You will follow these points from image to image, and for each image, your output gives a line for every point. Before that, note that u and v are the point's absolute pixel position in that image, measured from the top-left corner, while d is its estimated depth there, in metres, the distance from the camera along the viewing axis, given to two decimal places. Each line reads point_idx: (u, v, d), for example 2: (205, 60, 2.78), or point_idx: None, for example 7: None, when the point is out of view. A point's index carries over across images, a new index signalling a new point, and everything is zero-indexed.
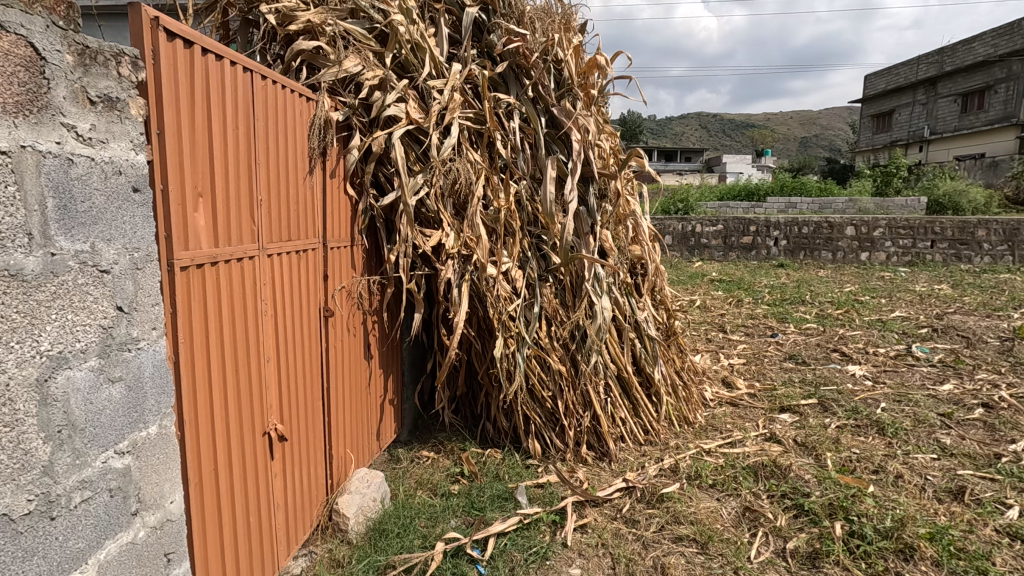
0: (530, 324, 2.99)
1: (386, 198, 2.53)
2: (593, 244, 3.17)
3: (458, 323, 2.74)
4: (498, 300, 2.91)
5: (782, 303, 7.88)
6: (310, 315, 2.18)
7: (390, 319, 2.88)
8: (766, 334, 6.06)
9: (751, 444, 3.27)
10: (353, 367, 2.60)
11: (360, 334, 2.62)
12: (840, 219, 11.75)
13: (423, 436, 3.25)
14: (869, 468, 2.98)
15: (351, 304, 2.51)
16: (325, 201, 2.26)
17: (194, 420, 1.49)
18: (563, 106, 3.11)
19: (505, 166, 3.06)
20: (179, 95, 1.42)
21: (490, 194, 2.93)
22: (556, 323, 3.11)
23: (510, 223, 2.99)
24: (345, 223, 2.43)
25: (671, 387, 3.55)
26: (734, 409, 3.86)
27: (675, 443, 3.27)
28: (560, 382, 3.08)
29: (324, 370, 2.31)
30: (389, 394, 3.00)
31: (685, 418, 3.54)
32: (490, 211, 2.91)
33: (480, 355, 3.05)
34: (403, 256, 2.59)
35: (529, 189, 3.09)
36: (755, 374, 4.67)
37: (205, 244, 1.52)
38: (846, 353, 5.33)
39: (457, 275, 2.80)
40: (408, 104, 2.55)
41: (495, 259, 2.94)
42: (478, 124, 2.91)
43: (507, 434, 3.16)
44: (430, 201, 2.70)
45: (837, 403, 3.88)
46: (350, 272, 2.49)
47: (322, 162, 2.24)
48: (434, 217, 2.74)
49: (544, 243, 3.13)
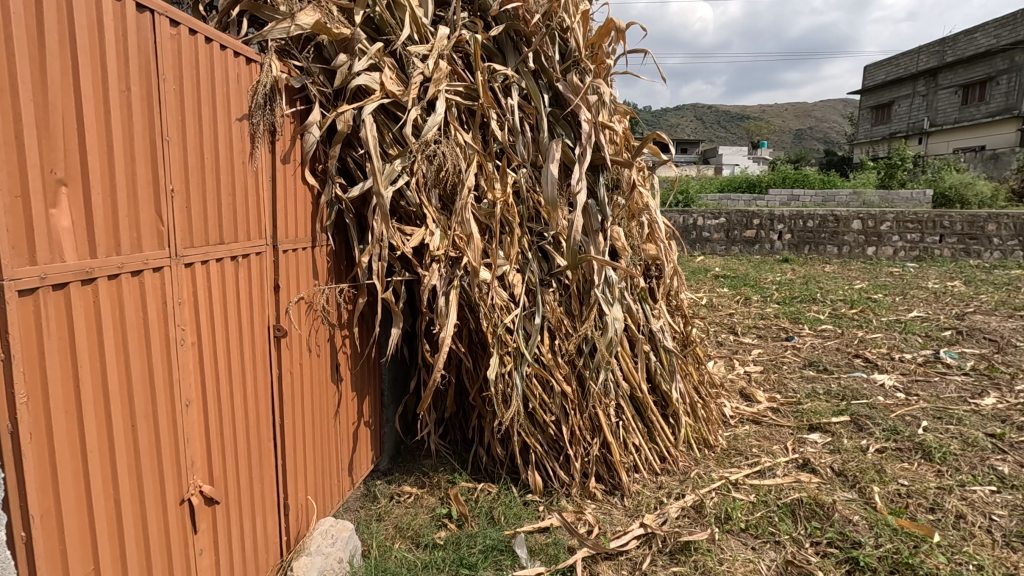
0: (531, 338, 2.55)
1: (356, 189, 2.06)
2: (603, 244, 2.71)
3: (445, 340, 2.28)
4: (493, 310, 2.48)
5: (792, 302, 7.48)
6: (256, 336, 1.71)
7: (364, 333, 2.42)
8: (781, 337, 5.65)
9: (783, 474, 2.85)
10: (315, 395, 2.13)
11: (323, 353, 2.16)
12: (846, 212, 11.35)
13: (406, 465, 2.81)
14: (924, 505, 2.57)
15: (311, 320, 2.04)
16: (273, 192, 1.78)
17: (54, 510, 1.03)
18: (570, 81, 2.65)
19: (501, 152, 2.60)
20: (17, 30, 0.94)
21: (485, 185, 2.49)
22: (560, 336, 2.67)
23: (507, 219, 2.54)
24: (303, 220, 1.96)
25: (690, 406, 3.11)
26: (758, 427, 3.44)
27: (696, 472, 2.85)
28: (565, 405, 2.64)
29: (274, 404, 1.84)
30: (363, 419, 2.56)
31: (705, 441, 3.11)
32: (484, 206, 2.46)
33: (471, 373, 2.61)
34: (377, 260, 2.13)
35: (530, 179, 2.63)
36: (775, 384, 4.25)
37: (72, 256, 1.05)
38: (870, 359, 4.91)
39: (444, 282, 2.35)
40: (383, 73, 2.08)
41: (489, 263, 2.50)
42: (470, 100, 2.44)
43: (503, 464, 2.73)
44: (411, 192, 2.23)
45: (872, 421, 3.46)
46: (310, 280, 2.03)
47: (270, 143, 1.76)
48: (416, 211, 2.27)
49: (546, 241, 2.68)
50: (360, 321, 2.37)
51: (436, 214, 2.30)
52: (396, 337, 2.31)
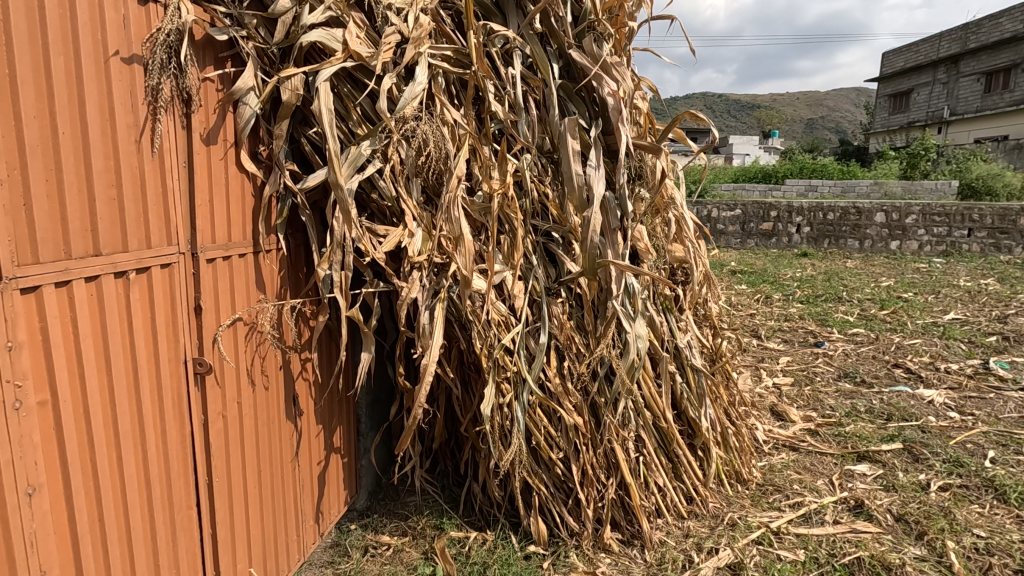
0: (536, 361, 2.10)
1: (310, 179, 1.62)
2: (623, 246, 2.25)
3: (428, 368, 1.83)
4: (488, 328, 2.04)
5: (816, 301, 6.98)
6: (164, 378, 1.27)
7: (331, 355, 1.98)
8: (809, 342, 5.17)
9: (833, 521, 2.40)
10: (263, 438, 1.70)
11: (273, 385, 1.72)
12: (869, 205, 10.78)
13: (387, 504, 2.39)
14: (1010, 567, 2.12)
15: (252, 347, 1.60)
16: (190, 181, 1.33)
17: None
18: (585, 47, 2.17)
19: (501, 134, 2.15)
20: None
21: (479, 175, 2.03)
22: (571, 358, 2.22)
23: (507, 217, 2.09)
24: (238, 218, 1.51)
25: (721, 435, 2.65)
26: (796, 455, 2.99)
27: (730, 517, 2.40)
28: (575, 440, 2.20)
29: (196, 462, 1.41)
30: (333, 456, 2.13)
31: (738, 475, 2.66)
32: (478, 199, 2.00)
33: (463, 401, 2.18)
34: (338, 269, 1.68)
35: (535, 168, 2.18)
36: (809, 399, 3.79)
37: None
38: (912, 369, 4.42)
39: (428, 294, 1.90)
40: (346, 29, 1.62)
41: (485, 269, 2.05)
42: (461, 68, 1.98)
43: (500, 507, 2.30)
44: (385, 182, 1.78)
45: (930, 450, 2.99)
46: (251, 295, 1.58)
47: (184, 116, 1.31)
48: (391, 207, 1.82)
49: (554, 243, 2.23)
50: (324, 340, 1.94)
51: (417, 209, 1.85)
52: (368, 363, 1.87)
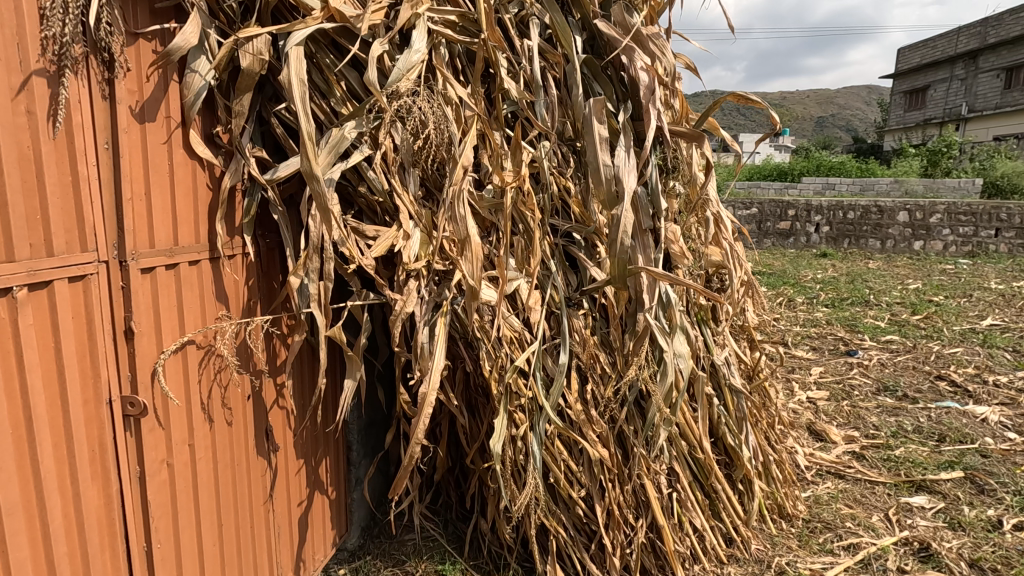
0: (555, 385, 1.78)
1: (281, 169, 1.31)
2: (656, 249, 1.94)
3: (427, 398, 1.52)
4: (499, 346, 1.73)
5: (842, 305, 6.61)
6: (72, 424, 0.98)
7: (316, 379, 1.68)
8: (840, 349, 4.82)
9: (897, 570, 2.08)
10: (227, 484, 1.39)
11: (240, 418, 1.42)
12: (892, 203, 10.36)
13: (382, 544, 2.09)
14: None
15: (208, 377, 1.29)
16: (115, 167, 1.03)
17: None
18: (614, 15, 1.85)
19: (514, 119, 1.83)
20: None
21: (489, 166, 1.72)
22: (594, 380, 1.92)
23: (522, 215, 1.77)
24: (187, 216, 1.20)
25: (763, 465, 2.33)
26: (843, 484, 2.66)
27: (777, 563, 2.09)
28: (600, 476, 1.89)
29: (124, 527, 1.11)
30: (317, 494, 1.82)
31: (782, 510, 2.34)
32: (488, 194, 1.69)
33: (469, 430, 1.87)
34: (316, 280, 1.36)
35: (554, 159, 1.86)
36: (849, 415, 3.45)
37: None
38: (957, 382, 4.07)
39: (427, 307, 1.59)
40: None
41: (495, 276, 1.74)
42: (470, 37, 1.66)
43: (512, 551, 1.98)
44: (374, 173, 1.47)
45: (996, 481, 2.65)
46: (209, 311, 1.28)
47: (106, 83, 1.01)
48: (383, 203, 1.51)
49: (576, 245, 1.91)
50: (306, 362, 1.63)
51: (414, 205, 1.54)
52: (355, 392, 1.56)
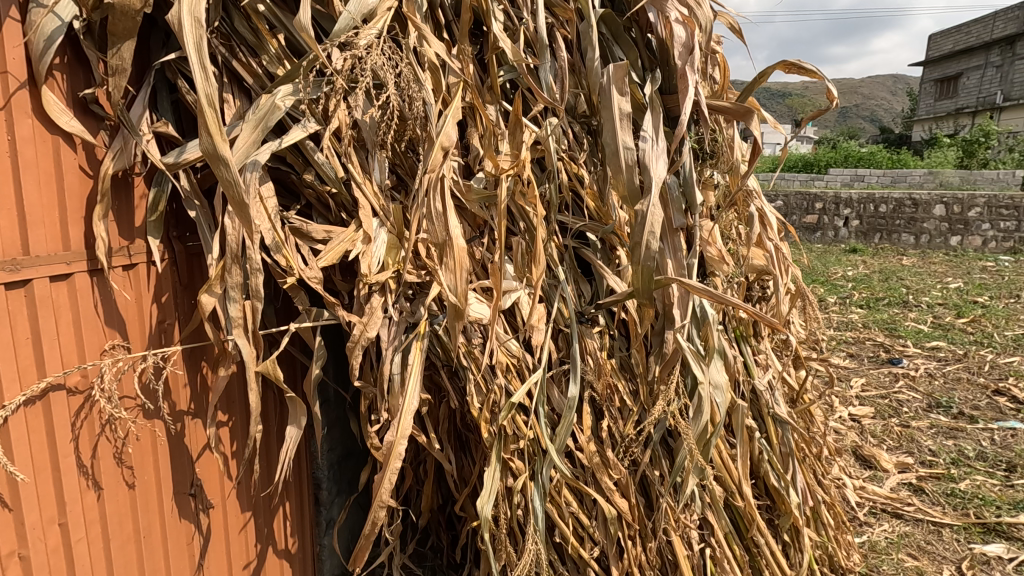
0: (562, 423, 1.43)
1: (187, 151, 0.98)
2: (688, 253, 1.56)
3: (394, 449, 1.17)
4: (491, 376, 1.38)
5: (878, 306, 6.13)
6: None
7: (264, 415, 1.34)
8: (882, 357, 4.37)
9: None
10: (127, 561, 1.08)
11: (149, 474, 1.10)
12: (927, 196, 9.76)
13: None
14: None
15: (85, 430, 0.98)
16: None
17: None
18: None
19: (513, 90, 1.47)
20: None
21: (480, 148, 1.35)
22: (611, 415, 1.57)
23: (522, 210, 1.42)
24: (45, 211, 0.90)
25: (814, 510, 1.94)
26: (902, 527, 2.27)
27: None
28: (617, 533, 1.53)
29: None
30: (268, 549, 1.51)
31: (835, 563, 1.96)
32: (477, 185, 1.33)
33: (458, 474, 1.52)
34: (237, 299, 1.01)
35: (563, 139, 1.49)
36: (899, 437, 3.04)
37: None
38: (1020, 398, 3.61)
39: (398, 330, 1.24)
40: None
41: (488, 288, 1.39)
42: None
43: None
44: (323, 155, 1.11)
45: None
46: (89, 339, 0.97)
47: None
48: (339, 195, 1.15)
49: (590, 248, 1.55)
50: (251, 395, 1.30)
51: (380, 198, 1.19)
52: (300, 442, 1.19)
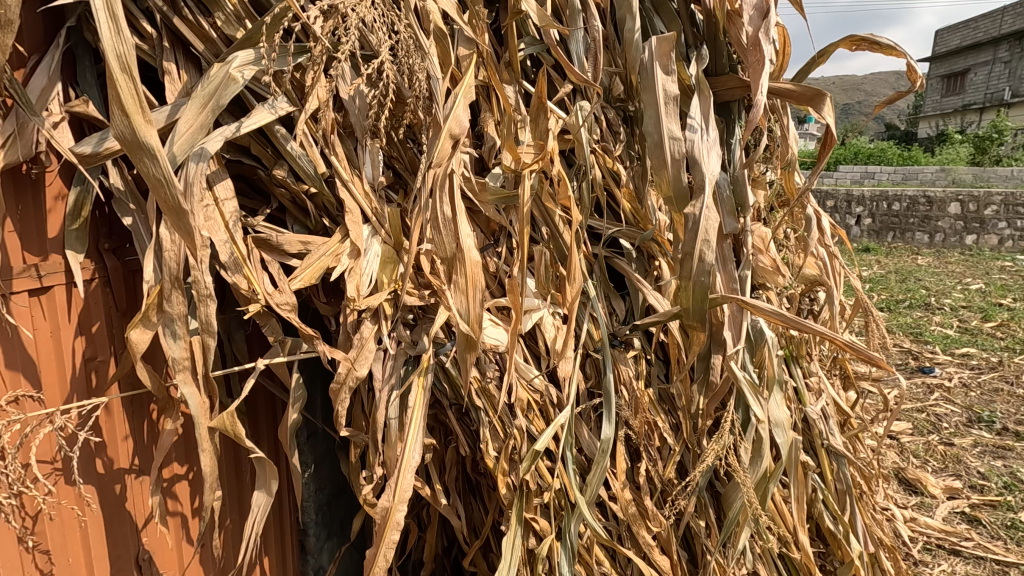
0: (594, 470, 1.18)
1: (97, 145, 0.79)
2: (742, 264, 1.32)
3: (390, 518, 0.92)
4: (510, 416, 1.13)
5: (899, 309, 5.87)
6: None
7: (231, 462, 1.12)
8: (911, 365, 4.12)
9: None
10: None
11: (75, 559, 0.89)
12: (943, 193, 9.47)
13: None
14: None
15: None
16: None
17: None
18: None
19: (535, 68, 1.22)
20: None
21: (497, 138, 1.10)
22: (649, 457, 1.32)
23: (547, 214, 1.17)
24: None
25: (873, 556, 1.70)
26: (963, 568, 2.02)
27: None
28: None
29: None
30: None
31: None
32: (493, 183, 1.09)
33: (468, 526, 1.29)
34: (181, 335, 0.76)
35: (595, 128, 1.23)
36: (943, 458, 2.79)
37: None
38: None
39: (396, 364, 0.99)
40: None
41: (506, 308, 1.14)
42: None
43: None
44: (297, 145, 0.86)
45: None
46: None
47: None
48: (321, 195, 0.91)
49: (623, 258, 1.31)
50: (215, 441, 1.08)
51: (372, 200, 0.94)
52: (265, 514, 0.91)
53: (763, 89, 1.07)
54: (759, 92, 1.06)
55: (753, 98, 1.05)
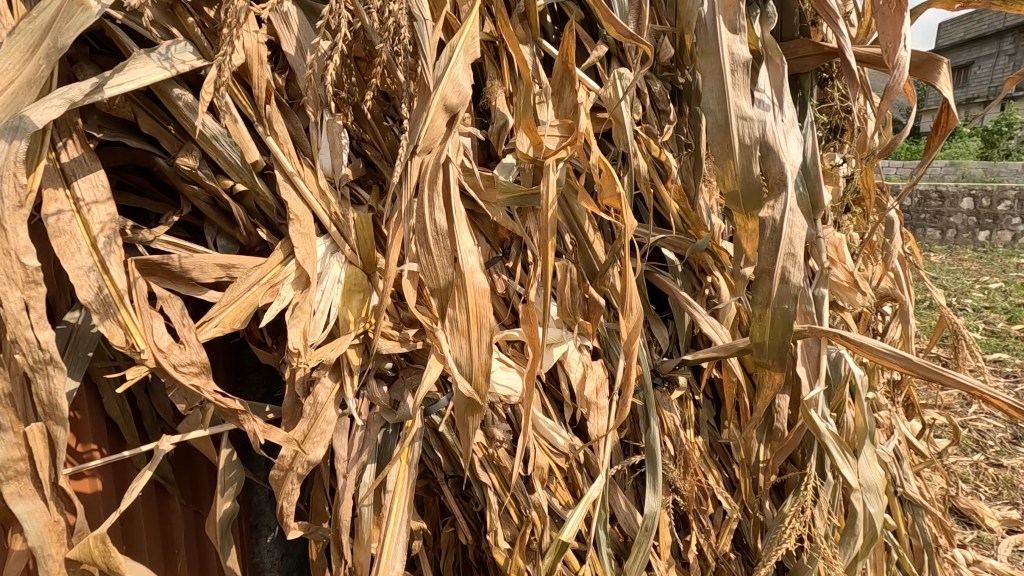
0: (635, 556, 0.90)
1: None
2: (819, 280, 1.04)
3: None
4: (525, 489, 0.85)
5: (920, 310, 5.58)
6: None
7: (159, 531, 0.92)
8: None
9: None
10: None
11: None
12: (954, 188, 9.20)
13: None
14: None
15: None
16: None
17: None
18: None
19: (557, 25, 0.92)
20: None
21: (509, 116, 0.81)
22: (700, 527, 1.04)
23: (576, 218, 0.89)
24: None
25: None
26: None
27: None
28: None
29: None
30: None
31: None
32: (503, 177, 0.80)
33: None
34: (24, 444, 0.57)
35: (636, 104, 0.95)
36: (996, 483, 2.51)
37: None
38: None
39: (370, 433, 0.71)
40: None
41: (520, 344, 0.86)
42: None
43: None
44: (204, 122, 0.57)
45: None
46: None
47: None
48: (256, 196, 0.62)
49: (667, 275, 1.02)
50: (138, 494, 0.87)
51: (332, 201, 0.65)
52: None
53: (904, 45, 0.79)
54: (899, 50, 0.79)
55: (894, 58, 0.78)
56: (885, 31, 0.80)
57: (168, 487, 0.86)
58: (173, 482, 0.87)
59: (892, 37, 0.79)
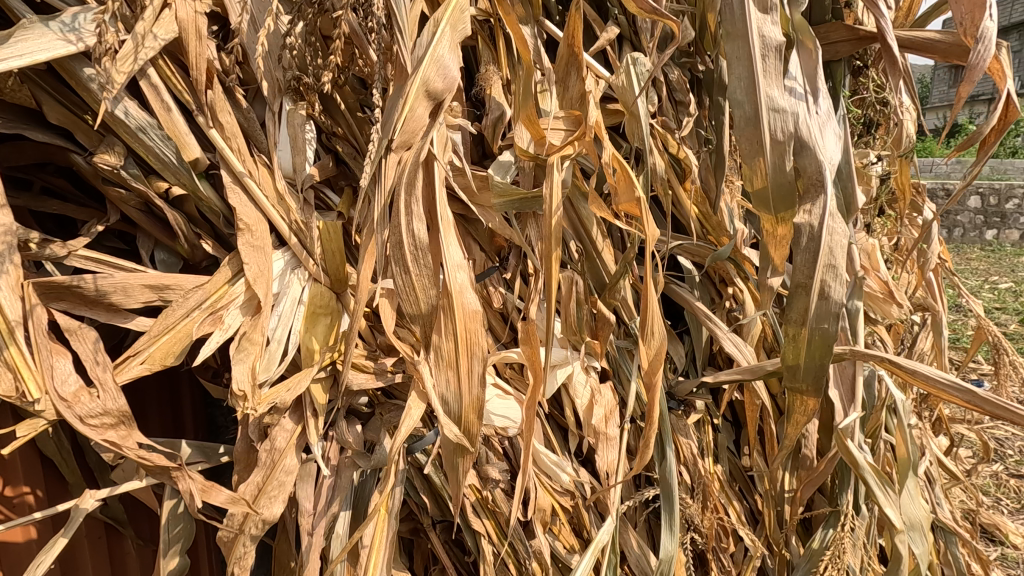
0: None
1: None
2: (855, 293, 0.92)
3: None
4: (524, 535, 0.75)
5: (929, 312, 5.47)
6: None
7: None
8: None
9: None
10: None
11: None
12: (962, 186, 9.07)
13: None
14: None
15: None
16: None
17: None
18: None
19: (561, 4, 0.81)
20: None
21: (506, 106, 0.71)
22: (718, 567, 0.94)
23: (584, 223, 0.79)
24: None
25: None
26: None
27: None
28: None
29: None
30: None
31: None
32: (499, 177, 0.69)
33: None
34: None
35: (652, 94, 0.84)
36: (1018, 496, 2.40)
37: None
38: None
39: (342, 479, 0.61)
40: None
41: (519, 368, 0.75)
42: None
43: None
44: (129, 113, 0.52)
45: None
46: None
47: None
48: (197, 192, 0.55)
49: (683, 287, 0.91)
50: (85, 535, 0.77)
51: (291, 207, 0.55)
52: None
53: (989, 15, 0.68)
54: (984, 21, 0.68)
55: (980, 30, 0.68)
56: (959, 5, 0.70)
57: (120, 530, 0.75)
58: (126, 524, 0.77)
59: (970, 11, 0.70)
